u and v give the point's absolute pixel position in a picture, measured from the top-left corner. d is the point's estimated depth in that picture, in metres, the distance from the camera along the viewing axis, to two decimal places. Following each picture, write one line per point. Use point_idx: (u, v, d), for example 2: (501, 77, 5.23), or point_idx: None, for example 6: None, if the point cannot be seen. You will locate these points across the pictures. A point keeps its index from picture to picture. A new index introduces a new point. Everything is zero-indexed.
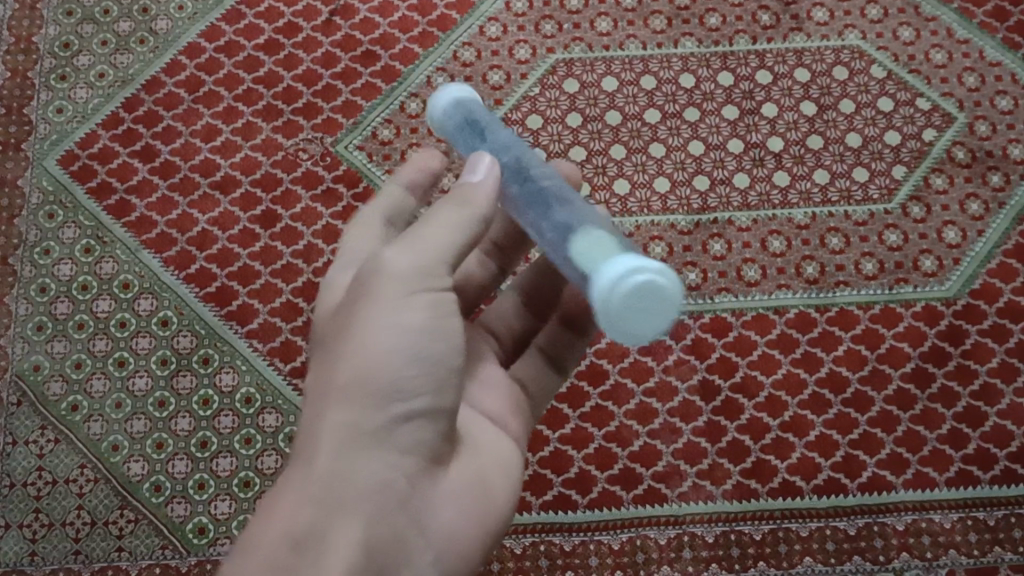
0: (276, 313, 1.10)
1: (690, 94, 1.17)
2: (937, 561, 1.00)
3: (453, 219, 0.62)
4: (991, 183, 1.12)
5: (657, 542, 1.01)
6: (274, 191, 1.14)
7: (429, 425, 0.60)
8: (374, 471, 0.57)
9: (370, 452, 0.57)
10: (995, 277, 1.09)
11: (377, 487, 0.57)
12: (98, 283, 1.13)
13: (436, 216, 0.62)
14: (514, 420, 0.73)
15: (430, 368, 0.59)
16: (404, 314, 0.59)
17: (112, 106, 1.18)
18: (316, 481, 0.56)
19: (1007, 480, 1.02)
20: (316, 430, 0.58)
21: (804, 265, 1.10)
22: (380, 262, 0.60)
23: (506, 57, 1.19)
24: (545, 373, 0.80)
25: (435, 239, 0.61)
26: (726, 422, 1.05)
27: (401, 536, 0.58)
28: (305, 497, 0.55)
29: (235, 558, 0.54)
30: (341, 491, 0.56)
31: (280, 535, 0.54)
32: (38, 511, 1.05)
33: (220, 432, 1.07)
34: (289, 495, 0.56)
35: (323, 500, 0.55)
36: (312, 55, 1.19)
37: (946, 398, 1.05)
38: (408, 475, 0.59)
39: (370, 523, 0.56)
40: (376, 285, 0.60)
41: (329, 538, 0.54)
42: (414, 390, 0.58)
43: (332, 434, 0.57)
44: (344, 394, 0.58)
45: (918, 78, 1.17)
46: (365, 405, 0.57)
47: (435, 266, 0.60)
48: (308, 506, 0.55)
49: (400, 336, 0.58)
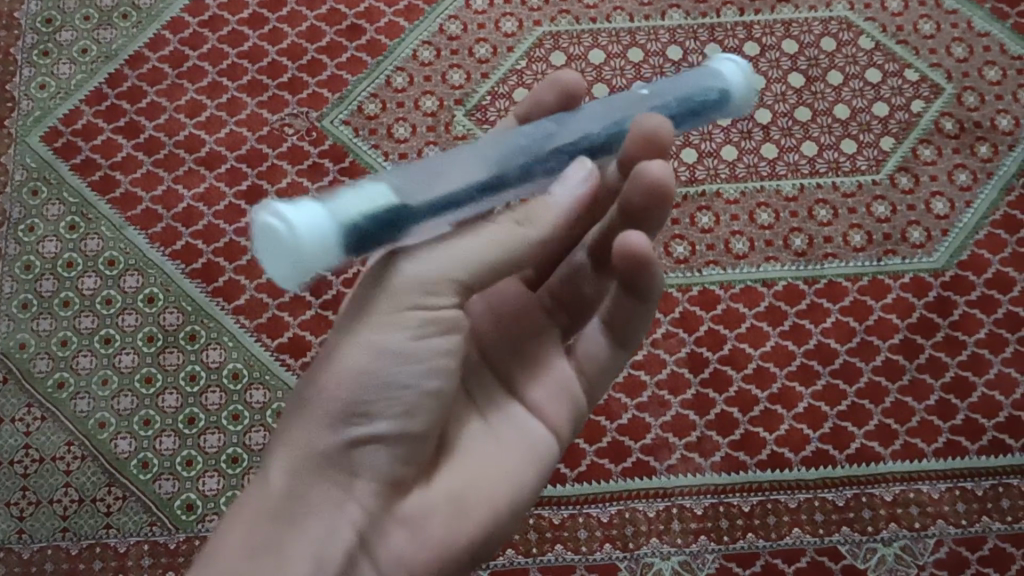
0: (262, 289, 1.10)
1: (678, 67, 1.16)
2: (924, 532, 1.01)
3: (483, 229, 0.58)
4: (980, 153, 1.12)
5: (646, 515, 1.01)
6: (260, 166, 1.14)
7: (388, 446, 0.60)
8: (320, 491, 0.60)
9: (325, 473, 0.60)
10: (983, 247, 1.09)
11: (328, 504, 0.60)
12: (83, 260, 1.12)
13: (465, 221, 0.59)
14: (555, 406, 0.71)
15: (392, 394, 0.60)
16: (377, 338, 0.59)
17: (95, 82, 1.17)
18: (270, 500, 0.59)
19: (994, 451, 1.03)
20: (277, 445, 0.61)
21: (792, 238, 1.10)
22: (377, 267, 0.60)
23: (492, 30, 1.18)
24: (608, 353, 0.73)
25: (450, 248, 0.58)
26: (714, 395, 1.05)
27: (350, 555, 0.60)
28: (259, 514, 0.59)
29: (224, 525, 0.60)
30: (292, 508, 0.59)
31: (238, 550, 0.58)
32: (26, 489, 1.05)
33: (208, 409, 1.06)
34: (247, 507, 0.60)
35: (274, 516, 0.59)
36: (297, 29, 1.18)
37: (935, 369, 1.05)
38: (363, 492, 0.60)
39: (314, 540, 0.59)
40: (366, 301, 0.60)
41: (282, 554, 0.58)
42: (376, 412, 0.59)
43: (287, 452, 0.60)
44: (306, 408, 0.60)
45: (905, 49, 1.16)
46: (318, 427, 0.59)
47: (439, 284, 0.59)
48: (262, 523, 0.59)
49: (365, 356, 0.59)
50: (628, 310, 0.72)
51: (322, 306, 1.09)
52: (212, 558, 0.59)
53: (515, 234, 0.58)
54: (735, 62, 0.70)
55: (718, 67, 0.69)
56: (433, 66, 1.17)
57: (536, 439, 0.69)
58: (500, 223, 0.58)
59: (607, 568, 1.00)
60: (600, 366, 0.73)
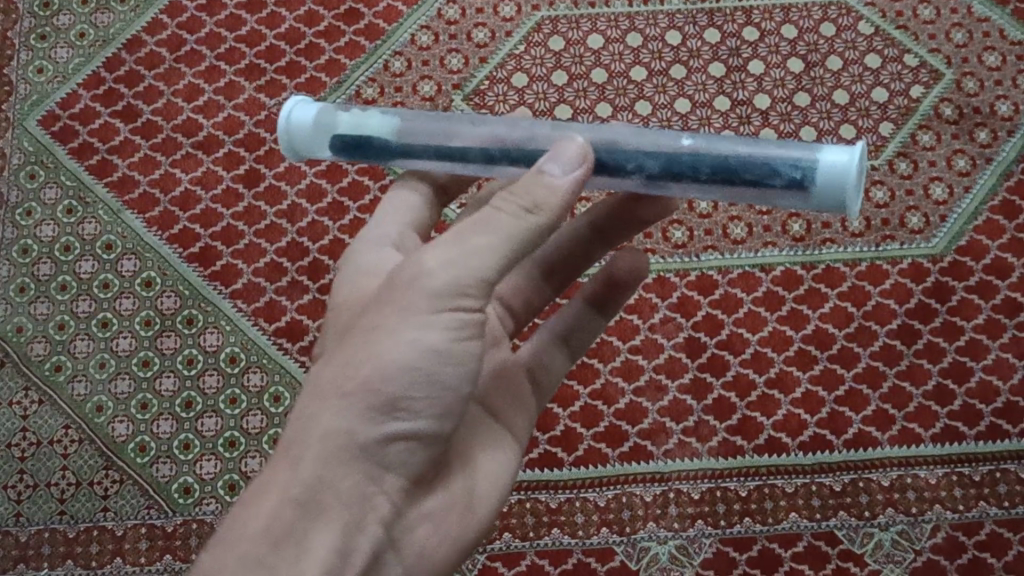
0: (260, 274, 1.10)
1: (676, 51, 1.16)
2: (921, 517, 1.01)
3: (509, 229, 0.56)
4: (979, 139, 1.12)
5: (643, 499, 1.02)
6: (257, 150, 1.13)
7: (419, 444, 0.60)
8: (353, 483, 0.58)
9: (358, 465, 0.58)
10: (982, 233, 1.08)
11: (357, 497, 0.58)
12: (81, 244, 1.12)
13: (492, 222, 0.56)
14: (514, 415, 0.71)
15: (429, 391, 0.58)
16: (420, 337, 0.57)
17: (93, 65, 1.17)
18: (299, 484, 0.57)
19: (992, 436, 1.02)
20: (306, 429, 0.58)
21: (790, 223, 1.09)
22: (417, 265, 0.57)
23: (490, 15, 1.17)
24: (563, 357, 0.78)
25: (479, 247, 0.56)
26: (713, 379, 1.05)
27: (377, 549, 0.60)
28: (286, 496, 0.57)
29: (243, 506, 0.58)
30: (319, 497, 0.57)
31: (259, 531, 0.56)
32: (23, 472, 1.05)
33: (205, 393, 1.06)
34: (271, 489, 0.58)
35: (302, 504, 0.57)
36: (294, 13, 1.18)
37: (932, 355, 1.05)
38: (389, 487, 0.60)
39: (339, 531, 0.58)
40: (400, 301, 0.57)
41: (307, 540, 0.57)
42: (414, 410, 0.58)
43: (321, 439, 0.57)
44: (344, 400, 0.58)
45: (905, 34, 1.15)
46: (356, 419, 0.57)
47: (470, 285, 0.56)
48: (288, 507, 0.57)
49: (407, 354, 0.57)
50: (588, 323, 0.79)
51: (320, 290, 1.09)
52: (228, 540, 0.56)
53: (528, 224, 0.56)
54: (850, 154, 0.60)
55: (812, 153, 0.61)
56: (432, 50, 1.16)
57: (515, 442, 0.70)
58: (509, 211, 0.56)
59: (605, 553, 1.01)
60: (557, 371, 0.77)
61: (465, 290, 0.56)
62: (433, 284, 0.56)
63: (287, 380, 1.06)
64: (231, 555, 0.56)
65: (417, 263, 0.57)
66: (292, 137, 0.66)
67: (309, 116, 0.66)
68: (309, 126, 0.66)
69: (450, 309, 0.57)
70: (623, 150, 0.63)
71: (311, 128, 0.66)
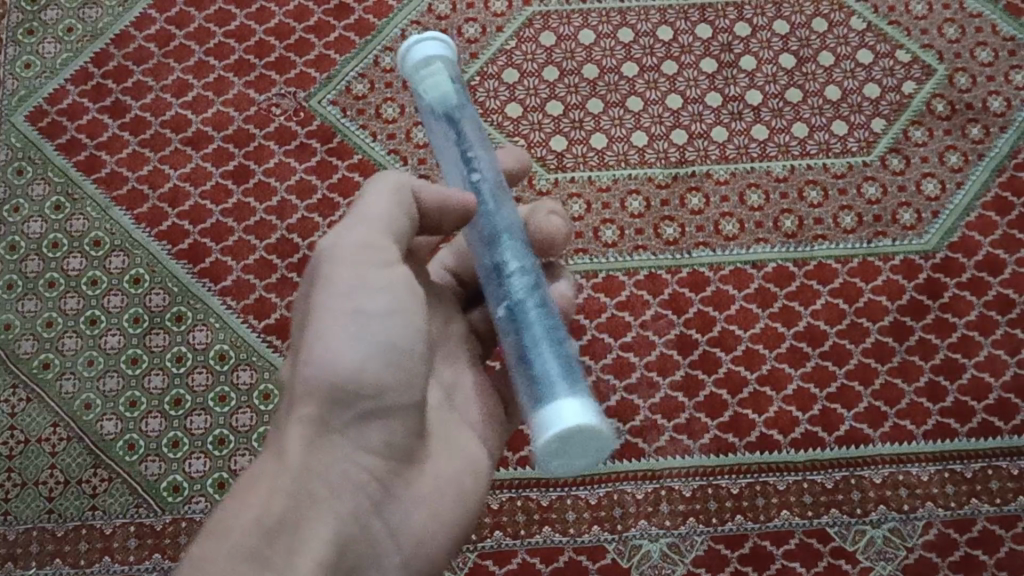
0: (249, 271, 1.09)
1: (668, 47, 1.15)
2: (913, 514, 1.00)
3: (388, 182, 0.64)
4: (971, 135, 1.11)
5: (635, 497, 1.01)
6: (247, 146, 1.13)
7: (396, 422, 0.61)
8: (336, 468, 0.60)
9: (337, 452, 0.60)
10: (974, 229, 1.08)
11: (345, 485, 0.59)
12: (68, 240, 1.11)
13: (371, 188, 0.64)
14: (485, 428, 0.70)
15: (388, 360, 0.60)
16: (353, 305, 0.60)
17: (81, 61, 1.16)
18: (287, 474, 0.58)
19: (985, 433, 1.02)
20: (283, 427, 0.60)
21: (782, 219, 1.09)
22: (322, 250, 0.62)
23: (481, 9, 1.17)
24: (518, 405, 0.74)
25: (371, 207, 0.63)
26: (704, 376, 1.05)
27: (371, 537, 0.60)
28: (277, 488, 0.57)
29: (227, 502, 0.58)
30: (307, 487, 0.58)
31: (252, 523, 0.55)
32: (10, 471, 1.04)
33: (194, 390, 1.06)
34: (260, 484, 0.57)
35: (292, 493, 0.57)
36: (284, 8, 1.17)
37: (924, 351, 1.05)
38: (374, 472, 0.61)
39: (333, 519, 0.58)
40: (324, 274, 0.61)
41: (300, 529, 0.56)
42: (377, 383, 0.60)
43: (299, 425, 0.59)
44: (310, 387, 0.59)
45: (897, 30, 1.15)
46: (328, 399, 0.59)
47: (374, 242, 0.62)
48: (279, 497, 0.57)
49: (355, 325, 0.60)
50: None
51: None
52: (219, 533, 0.55)
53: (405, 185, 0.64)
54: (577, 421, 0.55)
55: (564, 390, 0.58)
56: None
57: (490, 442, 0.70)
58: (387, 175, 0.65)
59: (595, 551, 1.00)
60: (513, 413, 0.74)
61: (384, 250, 0.62)
62: (339, 251, 0.61)
63: (275, 377, 1.05)
64: (225, 549, 0.54)
65: (320, 250, 0.63)
66: (433, 53, 0.66)
67: (444, 50, 0.67)
68: (439, 55, 0.67)
69: (373, 269, 0.61)
70: (494, 261, 0.66)
71: (444, 60, 0.67)
